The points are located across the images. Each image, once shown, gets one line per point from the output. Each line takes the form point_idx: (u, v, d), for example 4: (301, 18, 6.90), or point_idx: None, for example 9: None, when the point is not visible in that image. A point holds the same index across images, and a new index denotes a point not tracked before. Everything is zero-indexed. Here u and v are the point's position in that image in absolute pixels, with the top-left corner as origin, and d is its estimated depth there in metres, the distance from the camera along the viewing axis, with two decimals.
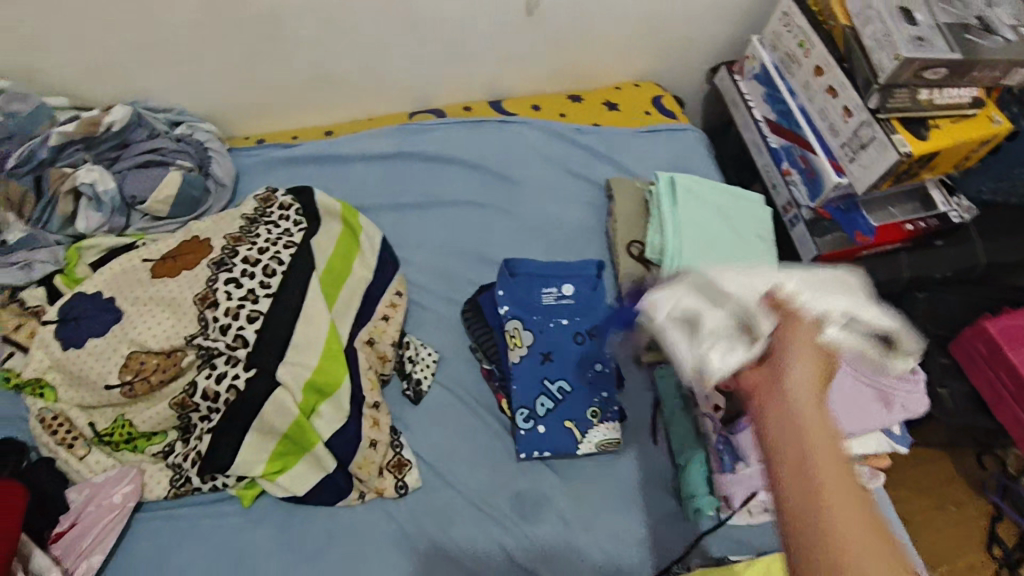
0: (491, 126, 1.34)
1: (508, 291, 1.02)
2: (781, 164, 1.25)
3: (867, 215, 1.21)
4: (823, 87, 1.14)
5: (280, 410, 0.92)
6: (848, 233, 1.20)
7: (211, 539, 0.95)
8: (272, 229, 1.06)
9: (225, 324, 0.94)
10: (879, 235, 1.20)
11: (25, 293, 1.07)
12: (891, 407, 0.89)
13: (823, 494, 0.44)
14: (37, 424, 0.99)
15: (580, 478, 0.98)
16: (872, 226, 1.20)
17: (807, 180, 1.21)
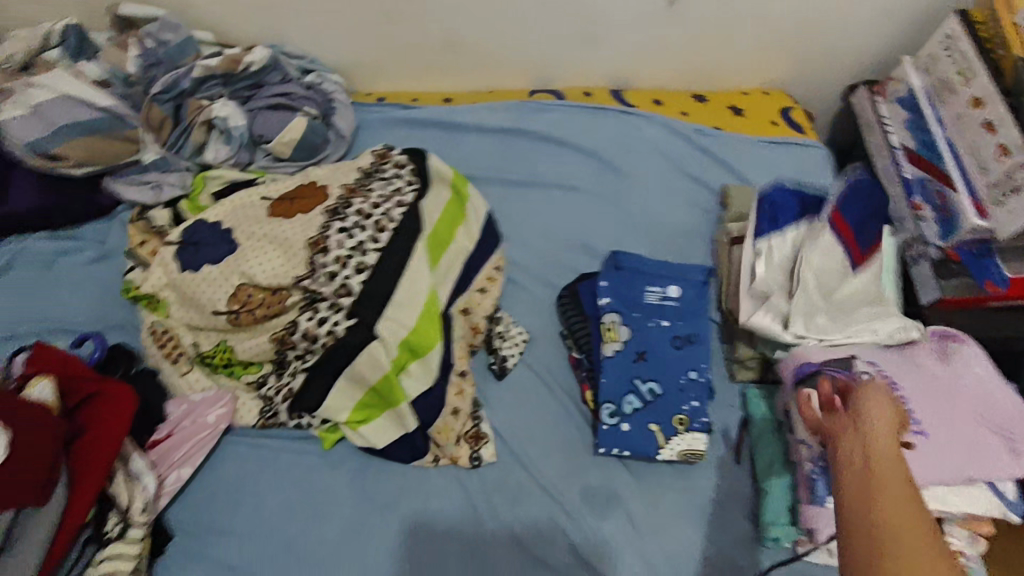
0: (610, 114, 1.31)
1: (610, 283, 1.02)
2: (913, 197, 1.16)
3: (1001, 264, 1.09)
4: (980, 121, 1.06)
5: (372, 363, 0.93)
6: (977, 280, 1.09)
7: (289, 473, 0.98)
8: (385, 186, 1.09)
9: (333, 271, 0.97)
10: (1012, 288, 1.08)
11: (152, 213, 1.12)
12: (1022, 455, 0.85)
13: (872, 496, 0.62)
14: (149, 336, 1.06)
15: (654, 483, 0.97)
16: (1006, 278, 1.08)
17: (940, 218, 1.12)
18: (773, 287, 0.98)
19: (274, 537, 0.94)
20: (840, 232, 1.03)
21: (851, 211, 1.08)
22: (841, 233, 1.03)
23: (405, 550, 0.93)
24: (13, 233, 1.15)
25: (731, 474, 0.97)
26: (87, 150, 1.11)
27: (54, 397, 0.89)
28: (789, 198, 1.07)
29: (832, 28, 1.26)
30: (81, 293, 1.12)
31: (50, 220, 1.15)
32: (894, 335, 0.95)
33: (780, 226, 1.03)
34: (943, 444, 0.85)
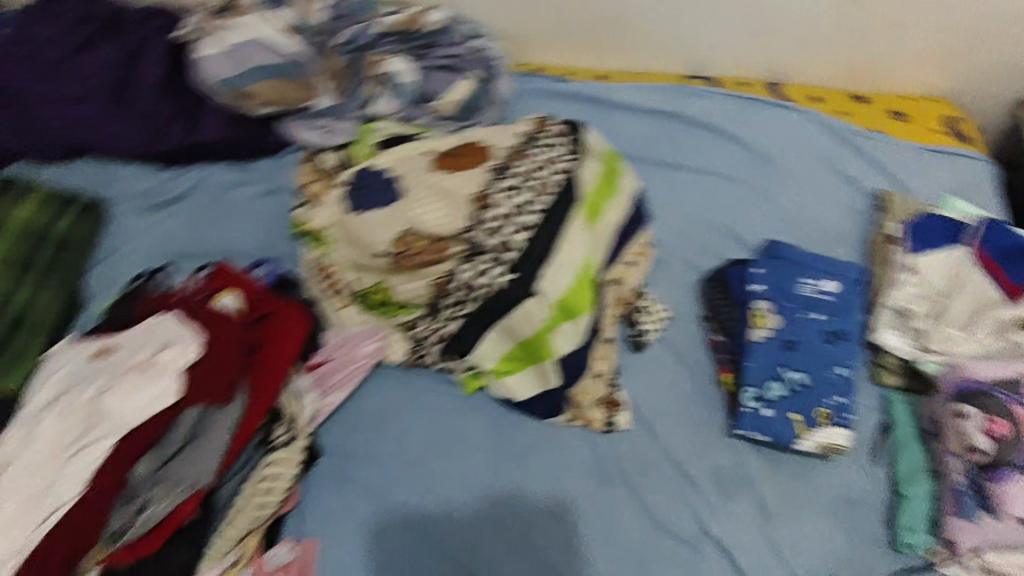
0: (764, 106, 1.31)
1: (764, 271, 1.02)
2: None
3: None
4: None
5: (527, 319, 0.98)
6: None
7: (429, 413, 1.03)
8: (544, 151, 1.11)
9: (496, 227, 1.02)
10: None
11: (322, 154, 1.20)
12: None
13: None
14: (311, 269, 1.13)
15: (785, 472, 0.98)
16: None
17: None
18: (911, 303, 1.05)
19: (413, 469, 1.00)
20: (988, 267, 1.04)
21: (1008, 239, 1.05)
22: (991, 265, 1.04)
23: (536, 501, 0.97)
24: (195, 162, 1.24)
25: (865, 474, 0.98)
26: (277, 94, 1.18)
27: (238, 307, 0.98)
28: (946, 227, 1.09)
29: (1011, 39, 1.24)
30: (250, 223, 1.20)
31: (229, 153, 1.23)
32: None
33: (932, 248, 1.07)
34: None
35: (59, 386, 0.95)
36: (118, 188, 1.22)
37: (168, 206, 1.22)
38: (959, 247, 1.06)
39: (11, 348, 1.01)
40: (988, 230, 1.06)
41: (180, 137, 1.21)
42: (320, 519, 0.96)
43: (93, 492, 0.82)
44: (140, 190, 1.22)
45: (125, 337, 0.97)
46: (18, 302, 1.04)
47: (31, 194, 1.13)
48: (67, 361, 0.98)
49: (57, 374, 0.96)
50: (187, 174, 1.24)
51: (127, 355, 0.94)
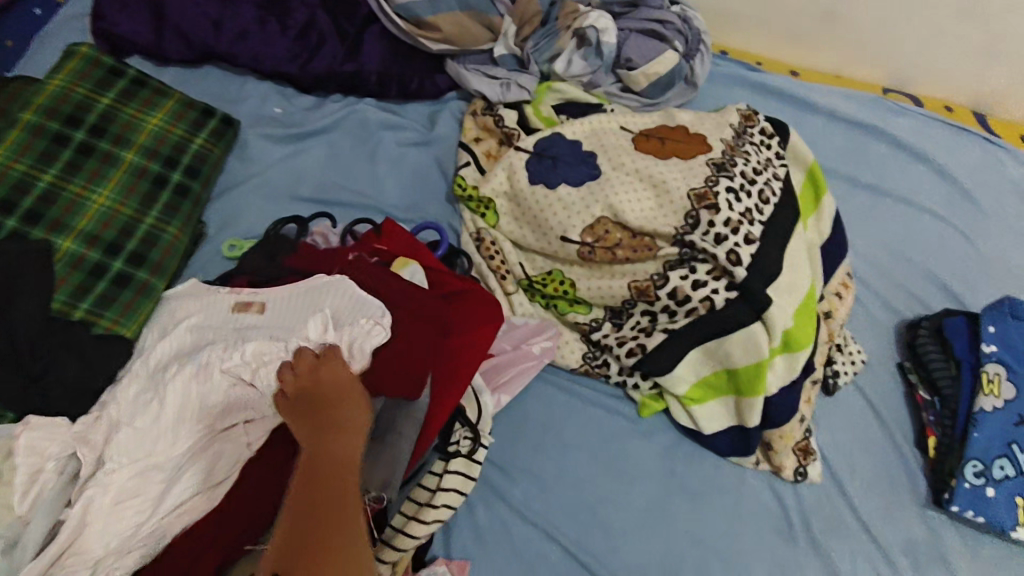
0: (972, 138, 1.18)
1: (999, 331, 0.92)
2: None
3: None
4: None
5: (748, 345, 0.85)
6: None
7: (596, 430, 0.91)
8: (757, 151, 0.98)
9: (722, 233, 0.87)
10: None
11: (502, 111, 1.03)
12: None
13: None
14: (472, 242, 0.98)
15: (988, 560, 0.87)
16: None
17: None
18: None
19: (579, 494, 0.87)
20: None
21: None
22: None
23: (715, 550, 0.85)
24: (345, 94, 1.08)
25: None
26: (458, 27, 1.06)
27: (425, 282, 0.86)
28: None
29: None
30: (401, 173, 1.04)
31: (384, 87, 1.08)
32: None
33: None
34: None
35: (195, 344, 0.77)
36: (249, 107, 1.05)
37: (305, 138, 1.05)
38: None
39: (129, 284, 0.85)
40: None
41: (334, 63, 1.06)
42: (472, 537, 0.84)
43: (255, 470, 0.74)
44: (275, 116, 1.06)
45: (281, 295, 0.79)
46: (144, 229, 0.89)
47: (160, 99, 0.97)
48: (206, 316, 0.79)
49: (190, 331, 0.78)
50: (333, 105, 1.08)
51: (287, 317, 0.76)
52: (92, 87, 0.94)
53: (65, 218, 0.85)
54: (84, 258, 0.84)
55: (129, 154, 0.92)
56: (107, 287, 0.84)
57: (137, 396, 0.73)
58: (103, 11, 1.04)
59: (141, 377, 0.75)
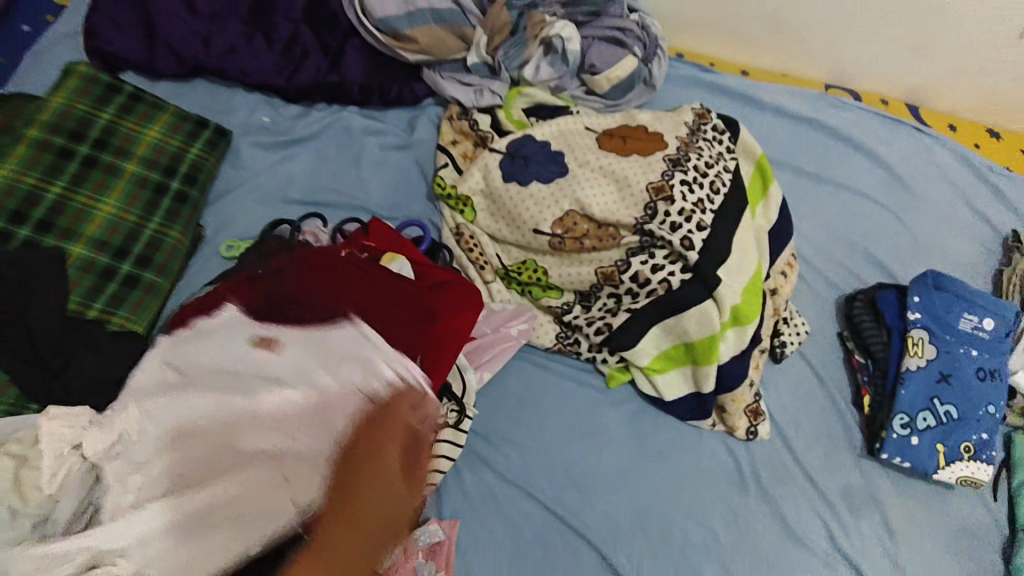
0: (905, 128, 1.30)
1: (924, 299, 1.03)
2: None
3: None
4: None
5: (702, 320, 0.96)
6: None
7: (570, 402, 1.01)
8: (709, 147, 1.08)
9: (677, 222, 0.97)
10: None
11: (476, 115, 1.13)
12: None
13: None
14: (453, 236, 1.07)
15: (911, 496, 1.02)
16: None
17: None
18: None
19: (556, 458, 0.97)
20: None
21: None
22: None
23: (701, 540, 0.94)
24: (329, 102, 1.16)
25: (986, 510, 1.02)
26: (434, 39, 1.14)
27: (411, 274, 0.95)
28: None
29: None
30: (384, 175, 1.12)
31: (366, 95, 1.16)
32: None
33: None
34: None
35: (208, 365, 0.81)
36: (239, 117, 1.13)
37: (294, 145, 1.13)
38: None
39: (138, 284, 0.93)
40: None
41: (318, 74, 1.14)
42: (462, 497, 0.94)
43: None
44: (263, 124, 1.14)
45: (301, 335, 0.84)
46: (148, 234, 0.96)
47: (156, 113, 1.05)
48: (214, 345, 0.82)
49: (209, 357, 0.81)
50: (318, 113, 1.16)
51: (318, 359, 0.82)
52: (92, 103, 1.01)
53: (74, 226, 0.92)
54: (94, 261, 0.92)
55: (130, 165, 0.99)
56: (118, 288, 0.91)
57: (163, 406, 0.78)
58: (96, 28, 1.11)
59: (160, 391, 0.80)
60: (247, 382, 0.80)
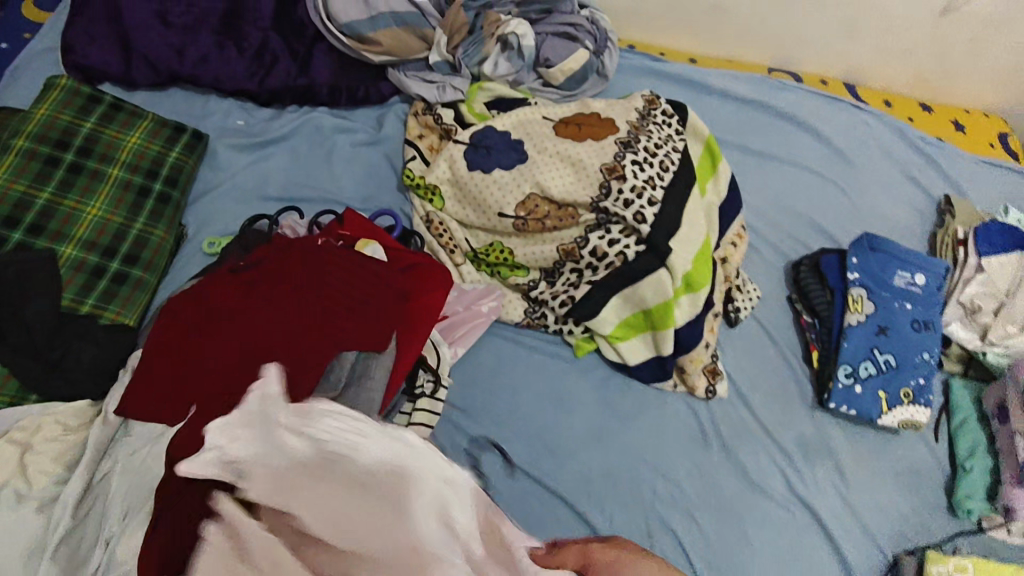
0: (843, 106, 1.39)
1: (861, 260, 1.12)
2: None
3: None
4: None
5: (657, 288, 1.04)
6: None
7: (540, 371, 1.08)
8: (659, 129, 1.16)
9: (630, 198, 1.05)
10: None
11: (440, 110, 1.20)
12: None
13: None
14: (423, 224, 1.14)
15: (859, 441, 1.10)
16: None
17: None
18: (979, 300, 1.15)
19: (529, 424, 1.04)
20: None
21: None
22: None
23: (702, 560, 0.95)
24: (299, 104, 1.23)
25: (929, 450, 1.11)
26: (396, 40, 1.20)
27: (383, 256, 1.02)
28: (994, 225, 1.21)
29: None
30: (355, 171, 1.19)
31: (334, 97, 1.23)
32: None
33: (998, 251, 1.18)
34: None
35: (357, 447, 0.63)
36: (214, 122, 1.19)
37: (268, 146, 1.19)
38: (1020, 251, 1.18)
39: (127, 280, 0.98)
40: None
41: (287, 78, 1.21)
42: None
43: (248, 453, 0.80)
44: (238, 128, 1.20)
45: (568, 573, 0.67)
46: (134, 233, 1.02)
47: (136, 120, 1.10)
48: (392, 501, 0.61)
49: (385, 450, 0.63)
50: (289, 115, 1.22)
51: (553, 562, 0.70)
52: (74, 113, 1.06)
53: (64, 229, 0.98)
54: (85, 260, 0.97)
55: (114, 170, 1.04)
56: (108, 285, 0.97)
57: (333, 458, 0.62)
58: (72, 43, 1.16)
59: (377, 439, 0.64)
60: (394, 509, 0.59)
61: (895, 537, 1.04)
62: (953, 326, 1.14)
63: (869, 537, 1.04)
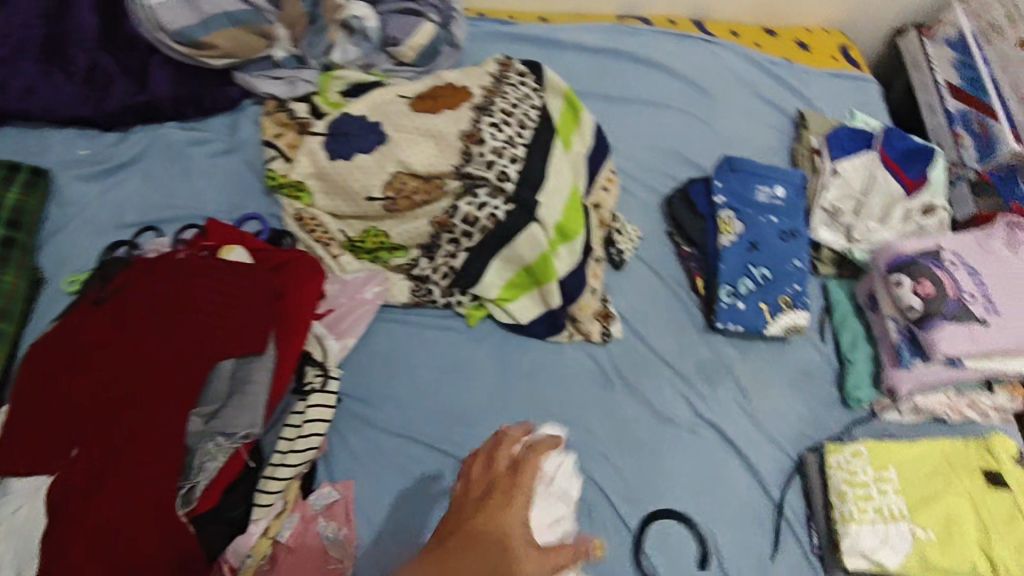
0: (693, 42, 1.44)
1: (725, 183, 1.20)
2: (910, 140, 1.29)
3: (928, 162, 1.27)
4: (947, 60, 1.42)
5: (532, 243, 1.05)
6: (919, 167, 1.27)
7: (437, 345, 1.09)
8: (516, 90, 1.16)
9: (492, 160, 1.06)
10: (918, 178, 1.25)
11: (292, 105, 1.18)
12: None
13: None
14: (294, 222, 1.12)
15: (753, 355, 1.14)
16: (921, 173, 1.26)
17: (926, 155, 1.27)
18: (839, 203, 1.24)
19: (434, 400, 1.04)
20: (890, 166, 1.26)
21: (898, 142, 1.28)
22: (893, 166, 1.26)
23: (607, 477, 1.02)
24: (145, 123, 1.18)
25: (818, 350, 1.16)
26: (236, 42, 1.15)
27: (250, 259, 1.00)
28: (845, 130, 1.31)
29: None
30: (217, 181, 1.16)
31: (181, 110, 1.19)
32: (965, 237, 1.13)
33: (848, 153, 1.28)
34: (1007, 321, 1.05)
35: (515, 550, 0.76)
36: (56, 156, 1.13)
37: (119, 171, 1.14)
38: (869, 151, 1.28)
39: None
40: (884, 135, 1.28)
41: (125, 97, 1.15)
42: (351, 458, 0.99)
43: (132, 478, 0.78)
44: (82, 157, 1.14)
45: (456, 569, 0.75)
46: None
47: None
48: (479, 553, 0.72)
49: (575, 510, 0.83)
50: (136, 136, 1.17)
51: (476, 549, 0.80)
52: None
53: None
54: None
55: None
56: None
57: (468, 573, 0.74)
58: None
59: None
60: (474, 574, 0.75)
61: (798, 439, 1.09)
62: (821, 231, 1.21)
63: (775, 444, 1.08)
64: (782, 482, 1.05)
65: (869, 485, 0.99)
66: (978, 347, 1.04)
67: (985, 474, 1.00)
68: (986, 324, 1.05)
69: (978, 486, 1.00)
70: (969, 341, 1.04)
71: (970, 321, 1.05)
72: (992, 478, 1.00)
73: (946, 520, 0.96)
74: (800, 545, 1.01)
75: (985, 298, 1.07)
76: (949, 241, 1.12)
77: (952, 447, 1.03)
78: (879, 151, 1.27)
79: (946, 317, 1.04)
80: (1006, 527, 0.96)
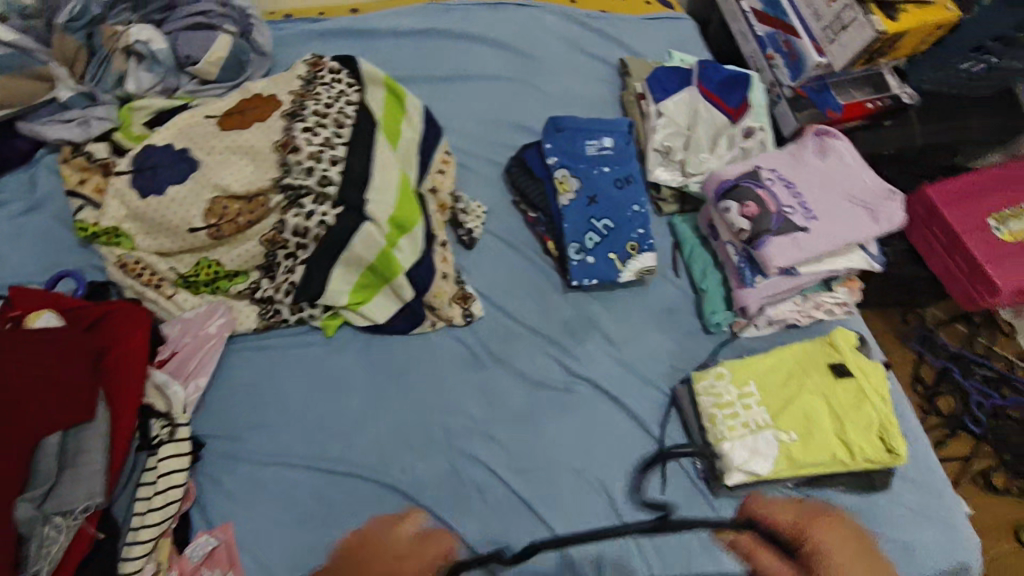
0: (509, 8, 1.43)
1: (554, 144, 1.20)
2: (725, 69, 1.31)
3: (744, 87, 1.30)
4: None
5: (368, 242, 1.04)
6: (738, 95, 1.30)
7: (298, 363, 1.06)
8: (328, 88, 1.11)
9: (310, 166, 1.03)
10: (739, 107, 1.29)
11: (90, 147, 1.09)
12: (879, 221, 1.13)
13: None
14: (119, 269, 1.04)
15: (615, 304, 1.18)
16: (740, 100, 1.30)
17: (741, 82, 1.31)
18: (670, 141, 1.26)
19: (305, 419, 1.02)
20: (710, 99, 1.30)
21: (715, 74, 1.30)
22: (713, 97, 1.30)
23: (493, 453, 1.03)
24: None
25: (674, 285, 1.21)
26: (6, 90, 1.06)
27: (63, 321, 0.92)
28: (664, 72, 1.31)
29: None
30: (24, 243, 1.07)
31: None
32: (778, 154, 1.21)
33: (670, 94, 1.29)
34: (828, 224, 1.11)
35: None
36: None
37: None
38: (687, 88, 1.30)
39: None
40: (701, 67, 1.31)
41: None
42: (228, 498, 0.95)
43: None
44: None
45: None
46: None
47: None
48: None
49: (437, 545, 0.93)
50: None
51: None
52: None
53: None
54: None
55: None
56: None
57: None
58: None
59: None
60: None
61: (670, 374, 1.14)
62: (658, 171, 1.26)
63: (649, 383, 1.12)
64: (660, 418, 1.09)
65: (734, 403, 1.04)
66: (805, 253, 1.09)
67: (831, 368, 1.08)
68: (809, 230, 1.10)
69: (829, 381, 1.07)
70: (798, 250, 1.09)
71: (794, 231, 1.10)
72: (837, 370, 1.08)
73: (804, 420, 1.03)
74: (686, 474, 1.06)
75: (805, 208, 1.13)
76: (767, 160, 1.19)
77: (803, 350, 1.10)
78: (698, 86, 1.30)
79: (772, 232, 1.10)
80: (857, 413, 1.04)
